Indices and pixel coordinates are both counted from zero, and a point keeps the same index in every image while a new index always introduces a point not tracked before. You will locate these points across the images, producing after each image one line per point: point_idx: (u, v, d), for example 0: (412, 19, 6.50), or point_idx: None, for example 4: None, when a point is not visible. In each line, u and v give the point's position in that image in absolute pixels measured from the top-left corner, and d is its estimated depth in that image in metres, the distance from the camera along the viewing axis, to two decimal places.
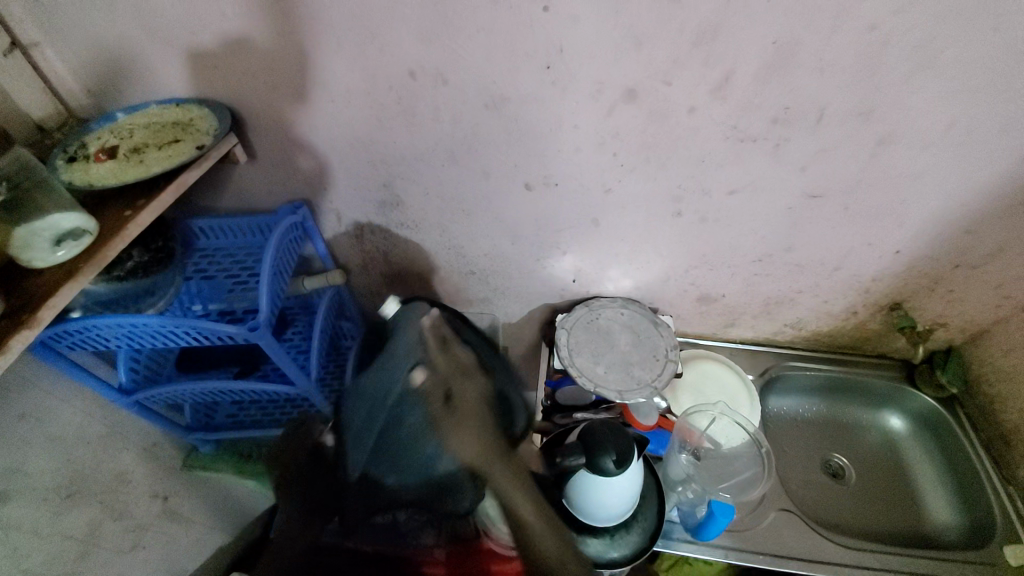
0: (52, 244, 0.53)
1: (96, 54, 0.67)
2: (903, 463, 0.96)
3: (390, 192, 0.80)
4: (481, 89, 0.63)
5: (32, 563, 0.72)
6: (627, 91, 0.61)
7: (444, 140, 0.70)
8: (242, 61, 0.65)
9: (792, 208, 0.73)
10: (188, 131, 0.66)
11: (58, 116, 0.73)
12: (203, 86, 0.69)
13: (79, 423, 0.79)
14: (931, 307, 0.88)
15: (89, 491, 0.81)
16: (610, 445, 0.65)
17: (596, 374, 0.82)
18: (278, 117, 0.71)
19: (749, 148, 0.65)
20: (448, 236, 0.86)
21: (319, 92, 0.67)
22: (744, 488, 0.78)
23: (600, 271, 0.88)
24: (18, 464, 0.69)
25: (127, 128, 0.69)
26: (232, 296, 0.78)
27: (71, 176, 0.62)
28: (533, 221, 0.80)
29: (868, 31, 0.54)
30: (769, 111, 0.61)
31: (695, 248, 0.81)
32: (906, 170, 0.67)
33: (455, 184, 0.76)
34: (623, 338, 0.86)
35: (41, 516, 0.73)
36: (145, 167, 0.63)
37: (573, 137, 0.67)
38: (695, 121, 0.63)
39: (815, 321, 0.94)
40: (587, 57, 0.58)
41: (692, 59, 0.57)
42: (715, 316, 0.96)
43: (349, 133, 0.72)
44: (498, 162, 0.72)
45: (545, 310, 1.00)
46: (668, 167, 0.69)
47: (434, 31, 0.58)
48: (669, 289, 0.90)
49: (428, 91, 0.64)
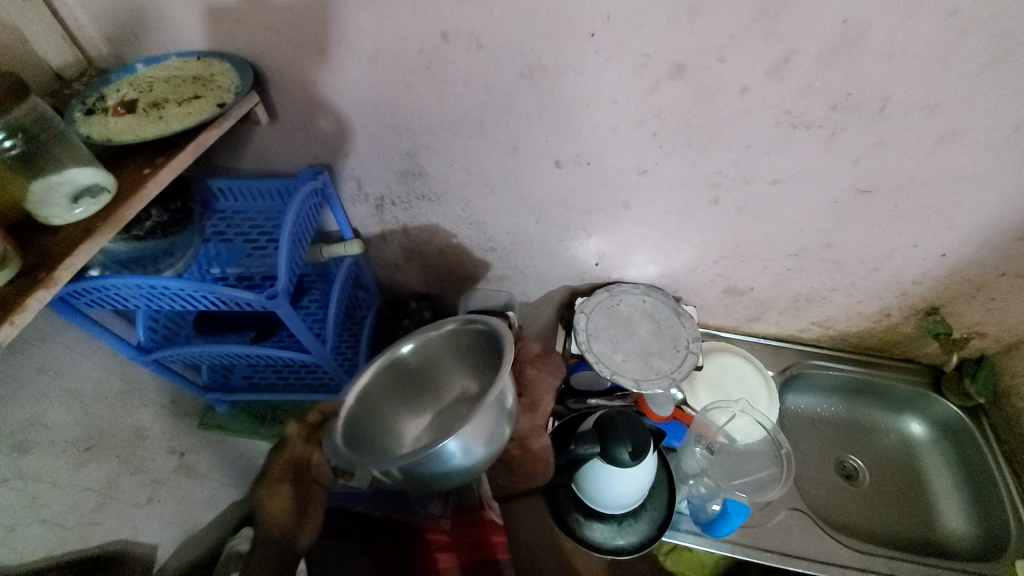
0: (70, 201, 0.51)
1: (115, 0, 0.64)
2: (919, 469, 0.94)
3: (414, 163, 0.77)
4: (518, 58, 0.59)
5: (52, 512, 0.74)
6: (676, 66, 0.57)
7: (474, 110, 0.67)
8: (266, 15, 0.61)
9: (838, 202, 0.69)
10: (208, 88, 0.63)
11: (76, 66, 0.70)
12: (226, 40, 0.66)
13: (98, 378, 0.80)
14: (970, 314, 0.84)
15: (107, 445, 0.82)
16: (626, 435, 0.62)
17: (614, 361, 0.81)
18: (302, 77, 0.68)
19: (801, 136, 0.61)
20: (471, 211, 0.83)
21: (346, 52, 0.64)
22: (760, 488, 0.74)
23: (625, 256, 0.85)
24: (37, 416, 0.70)
25: (146, 82, 0.66)
26: (250, 262, 0.77)
27: (89, 129, 0.60)
28: (561, 200, 0.77)
29: (951, 13, 0.48)
30: (828, 96, 0.57)
31: (729, 238, 0.77)
32: (968, 169, 0.62)
33: (482, 157, 0.73)
34: (644, 326, 0.84)
35: (60, 467, 0.74)
36: (164, 124, 0.61)
37: (612, 114, 0.63)
38: (745, 104, 0.59)
39: (845, 320, 0.91)
40: (636, 28, 0.54)
41: (750, 35, 0.53)
42: (740, 309, 0.93)
43: (375, 98, 0.68)
44: (529, 136, 0.68)
45: (565, 292, 0.97)
46: (710, 151, 0.65)
47: None
48: (695, 279, 0.88)
49: (461, 56, 0.61)
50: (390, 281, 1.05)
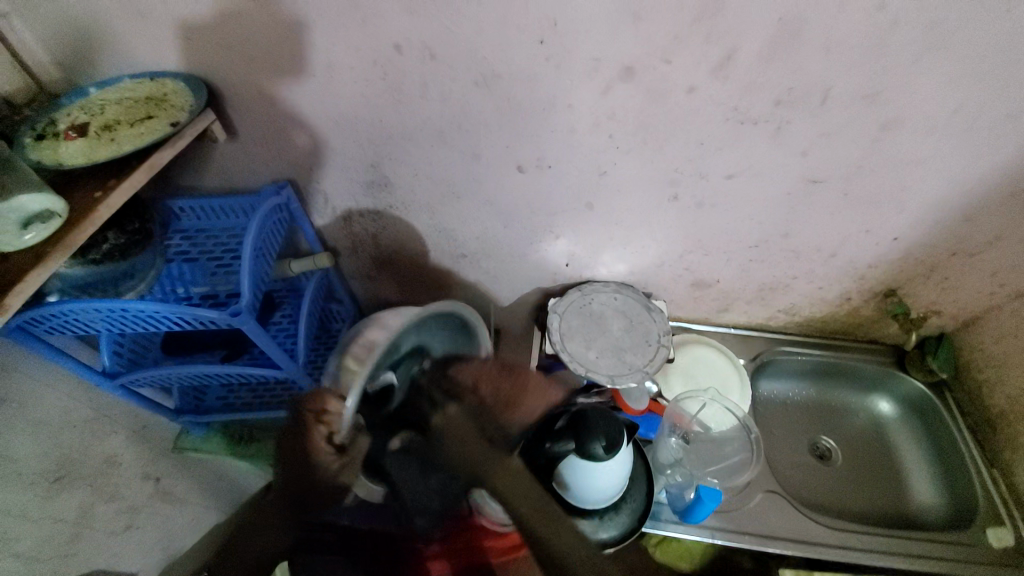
0: (20, 227, 0.50)
1: (61, 23, 0.63)
2: (889, 446, 0.97)
3: (379, 173, 0.77)
4: (472, 66, 0.60)
5: (22, 546, 0.72)
6: (624, 69, 0.58)
7: (434, 119, 0.67)
8: (217, 33, 0.61)
9: (790, 193, 0.71)
10: (162, 107, 0.62)
11: (27, 91, 0.69)
12: (178, 59, 0.65)
13: (64, 407, 0.78)
14: (925, 294, 0.87)
15: (78, 474, 0.80)
16: (600, 430, 0.63)
17: (587, 359, 0.82)
18: (259, 93, 0.68)
19: (750, 132, 0.63)
20: (438, 219, 0.84)
21: (302, 67, 0.64)
22: (732, 473, 0.80)
23: (593, 255, 0.87)
24: (2, 449, 0.68)
25: (98, 104, 0.65)
26: (215, 279, 0.76)
27: (39, 155, 0.59)
28: (525, 204, 0.78)
29: (879, 8, 0.51)
30: (771, 92, 0.59)
31: (691, 233, 0.79)
32: (909, 156, 0.65)
33: (445, 165, 0.74)
34: (615, 323, 0.85)
35: (29, 500, 0.72)
36: (117, 145, 0.60)
37: (568, 117, 0.64)
38: (694, 102, 0.60)
39: (809, 307, 0.94)
40: (583, 33, 0.55)
41: (692, 36, 0.54)
42: (709, 301, 0.95)
43: (334, 111, 0.69)
44: (489, 142, 0.69)
45: (538, 294, 0.98)
46: (666, 149, 0.66)
47: (421, 3, 0.55)
48: (663, 275, 0.89)
49: (416, 66, 0.61)
50: (364, 292, 1.05)
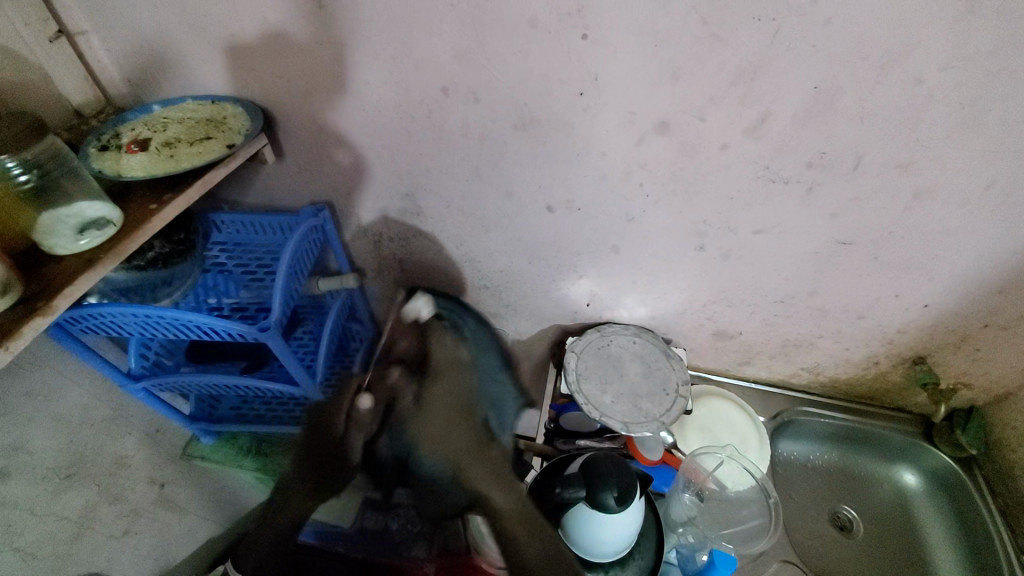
0: (76, 232, 0.53)
1: (138, 45, 0.68)
2: (915, 522, 0.92)
3: (413, 202, 0.80)
4: (512, 110, 0.63)
5: (25, 541, 0.72)
6: (659, 123, 0.60)
7: (470, 157, 0.70)
8: (278, 63, 0.66)
9: (820, 253, 0.71)
10: (220, 129, 0.66)
11: (95, 103, 0.75)
12: (238, 85, 0.70)
13: (86, 404, 0.80)
14: (956, 364, 0.84)
15: (88, 473, 0.82)
16: (614, 480, 0.62)
17: (603, 403, 0.81)
18: (309, 120, 0.71)
19: (781, 190, 0.64)
20: (465, 249, 0.85)
21: (351, 100, 0.68)
22: (749, 539, 0.75)
23: (615, 297, 0.87)
24: (21, 441, 0.70)
25: (160, 121, 0.70)
26: (247, 292, 0.78)
27: (101, 164, 0.62)
28: (552, 242, 0.79)
29: (915, 82, 0.52)
30: (804, 155, 0.60)
31: (716, 283, 0.79)
32: (942, 225, 0.65)
33: (476, 199, 0.76)
34: (633, 367, 0.85)
35: (39, 495, 0.74)
36: (174, 161, 0.64)
37: (600, 164, 0.66)
38: (726, 158, 0.62)
39: (834, 367, 0.91)
40: (622, 88, 0.58)
41: (728, 98, 0.56)
42: (731, 353, 0.93)
43: (376, 142, 0.72)
44: (522, 182, 0.72)
45: (556, 331, 0.98)
46: (695, 201, 0.68)
47: (471, 51, 0.58)
48: (685, 323, 0.89)
49: (458, 108, 0.65)
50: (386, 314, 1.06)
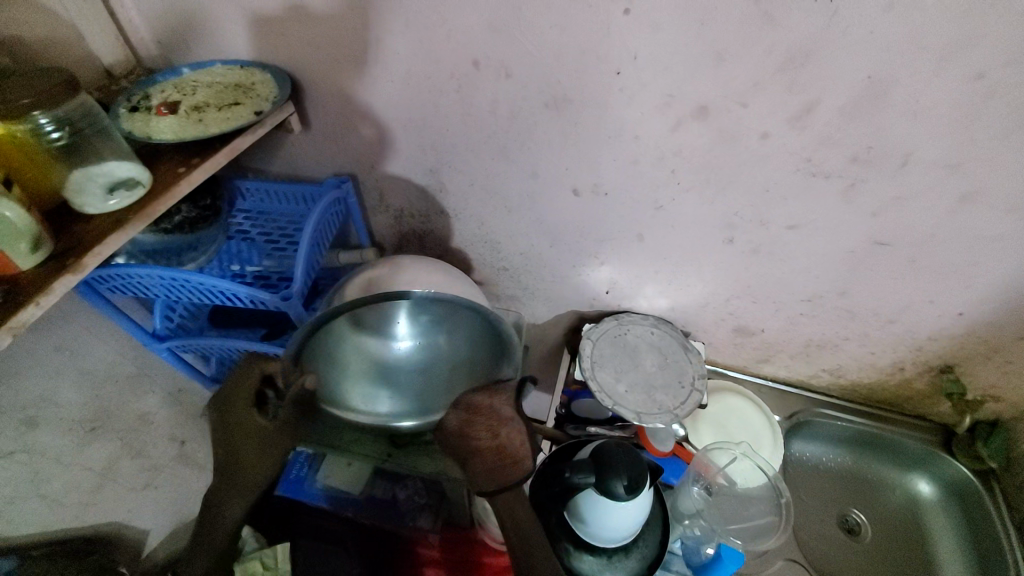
0: (105, 192, 0.53)
1: (168, 5, 0.67)
2: (923, 530, 0.91)
3: (436, 179, 0.79)
4: (544, 88, 0.61)
5: (51, 487, 0.76)
6: (698, 108, 0.58)
7: (498, 134, 0.68)
8: (308, 30, 0.64)
9: (854, 253, 0.68)
10: (248, 95, 0.65)
11: (125, 64, 0.74)
12: (266, 49, 0.69)
13: (112, 361, 0.83)
14: (985, 375, 0.82)
15: (112, 427, 0.85)
16: (623, 469, 0.62)
17: (616, 392, 0.80)
18: (336, 88, 0.70)
19: (820, 185, 0.61)
20: (487, 229, 0.84)
21: (380, 70, 0.66)
22: (756, 537, 0.74)
23: (636, 286, 0.85)
24: (49, 393, 0.73)
25: (190, 84, 0.69)
26: (270, 261, 0.78)
27: (131, 125, 0.62)
28: (575, 227, 0.78)
29: (976, 77, 0.49)
30: (850, 148, 0.57)
31: (742, 278, 0.77)
32: (987, 231, 0.62)
33: (502, 180, 0.75)
34: (649, 358, 0.84)
35: (64, 445, 0.78)
36: (203, 126, 0.63)
37: (632, 148, 0.64)
38: (766, 148, 0.59)
39: (856, 371, 0.89)
40: (661, 69, 0.55)
41: (774, 83, 0.54)
42: (750, 350, 0.91)
43: (403, 114, 0.71)
44: (549, 164, 0.70)
45: (573, 317, 0.97)
46: (728, 192, 0.65)
47: (505, 23, 0.56)
48: (706, 316, 0.87)
49: (490, 83, 0.63)
50: None
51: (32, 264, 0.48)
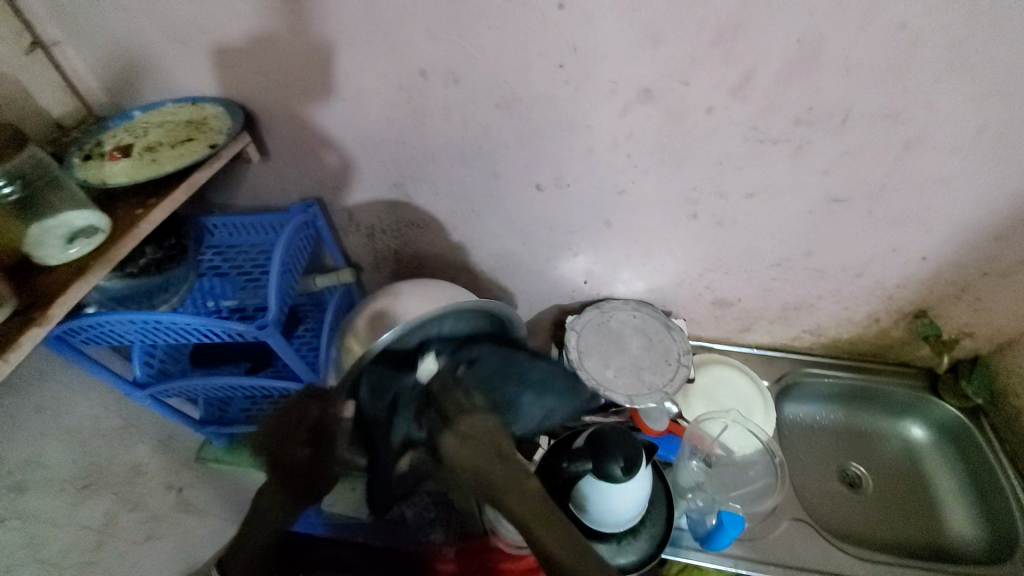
0: (65, 242, 0.52)
1: (112, 52, 0.68)
2: (923, 474, 0.93)
3: (402, 191, 0.79)
4: (493, 89, 0.62)
5: (48, 551, 0.75)
6: (642, 90, 0.59)
7: (455, 139, 0.70)
8: (255, 60, 0.65)
9: (813, 212, 0.70)
10: (202, 130, 0.65)
11: (76, 115, 0.74)
12: (216, 84, 0.69)
13: (95, 417, 0.83)
14: (957, 314, 0.84)
15: (104, 482, 0.84)
16: (617, 451, 0.62)
17: (605, 378, 0.81)
18: (291, 115, 0.71)
19: (770, 151, 0.63)
20: (458, 235, 0.85)
21: (331, 91, 0.67)
22: (754, 499, 0.77)
23: (611, 273, 0.87)
24: (34, 455, 0.72)
25: (142, 127, 0.69)
26: (244, 293, 0.78)
27: (86, 174, 0.62)
28: (545, 221, 0.79)
29: (897, 29, 0.51)
30: (792, 111, 0.59)
31: (712, 251, 0.79)
32: (933, 175, 0.64)
33: (466, 184, 0.76)
34: (633, 341, 0.85)
35: (57, 507, 0.76)
36: (158, 165, 0.63)
37: (587, 137, 0.65)
38: (714, 121, 0.61)
39: (835, 328, 0.91)
40: (603, 57, 0.57)
41: (711, 58, 0.56)
42: (732, 321, 0.93)
43: (360, 132, 0.72)
44: (509, 163, 0.71)
45: (556, 311, 0.98)
46: (684, 168, 0.67)
47: (446, 30, 0.58)
48: (684, 293, 0.88)
49: (440, 90, 0.64)
50: None
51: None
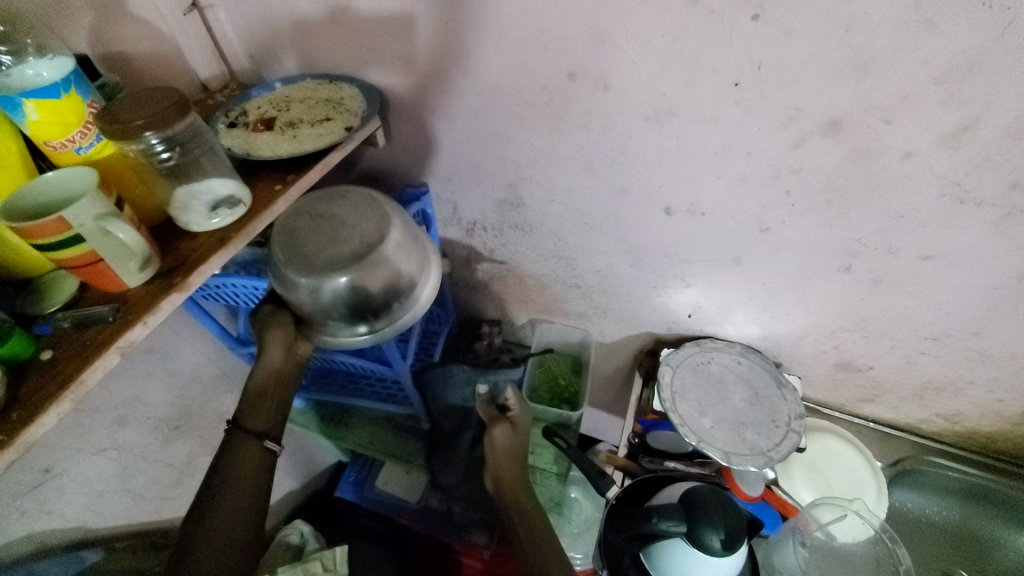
0: (209, 210, 0.52)
1: (264, 21, 0.68)
2: None
3: (514, 193, 0.76)
4: (645, 101, 0.56)
5: (136, 482, 0.80)
6: (828, 124, 0.51)
7: (587, 150, 0.64)
8: (400, 43, 0.63)
9: (997, 289, 0.59)
10: (339, 111, 0.65)
11: (220, 78, 0.76)
12: (356, 64, 0.68)
13: (196, 363, 0.87)
14: None
15: (192, 426, 0.88)
16: (719, 521, 0.56)
17: (701, 428, 0.73)
18: (422, 102, 0.69)
19: (967, 214, 0.53)
20: (562, 245, 0.80)
21: (468, 84, 0.64)
22: None
23: (724, 312, 0.79)
24: (141, 393, 0.76)
25: (283, 99, 0.70)
26: None
27: (230, 141, 0.63)
28: (662, 248, 0.73)
29: None
30: (1012, 173, 0.48)
31: (854, 309, 0.69)
32: None
33: (586, 196, 0.71)
34: (737, 391, 0.77)
35: (152, 443, 0.81)
36: (297, 142, 0.63)
37: (740, 166, 0.58)
38: (906, 170, 0.52)
39: (977, 418, 0.78)
40: (789, 80, 0.49)
41: (926, 99, 0.46)
42: (852, 386, 0.83)
43: (486, 128, 0.68)
44: (640, 182, 0.65)
45: (648, 339, 0.92)
46: (850, 215, 0.58)
47: (610, 32, 0.52)
48: (804, 348, 0.79)
49: (586, 96, 0.59)
50: (470, 301, 1.04)
51: (140, 283, 0.47)
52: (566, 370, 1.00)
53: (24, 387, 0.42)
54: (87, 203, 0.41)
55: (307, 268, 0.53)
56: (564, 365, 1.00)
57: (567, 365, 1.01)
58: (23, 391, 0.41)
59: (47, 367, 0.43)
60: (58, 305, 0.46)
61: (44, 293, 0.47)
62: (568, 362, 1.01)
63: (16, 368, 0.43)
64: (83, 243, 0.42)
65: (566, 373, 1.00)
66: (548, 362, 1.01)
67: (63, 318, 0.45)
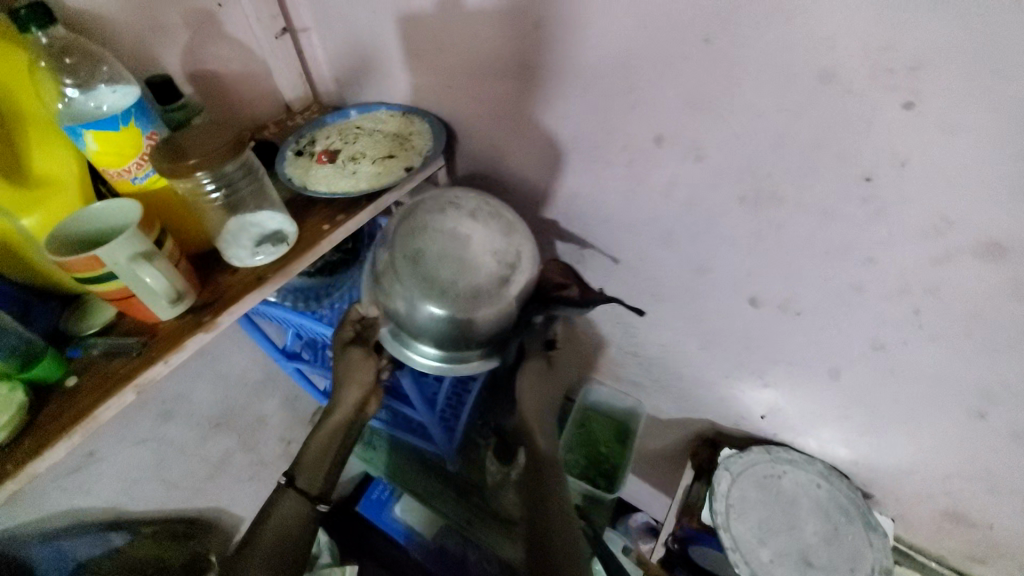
0: (254, 247, 0.51)
1: (351, 49, 0.68)
2: None
3: (578, 249, 0.68)
4: (744, 179, 0.47)
5: (170, 474, 0.82)
6: (989, 241, 0.39)
7: (666, 219, 0.56)
8: (477, 83, 0.59)
9: None
10: (404, 148, 0.63)
11: (305, 100, 0.77)
12: (432, 98, 0.65)
13: (244, 368, 0.89)
14: None
15: (231, 426, 0.90)
16: None
17: (757, 560, 0.62)
18: (492, 144, 0.64)
19: None
20: (623, 311, 0.72)
21: (541, 133, 0.58)
22: None
23: (806, 422, 0.66)
24: (185, 391, 0.79)
25: (352, 130, 0.68)
26: None
27: (292, 172, 0.62)
28: (741, 337, 0.62)
29: None
30: None
31: (985, 459, 0.54)
32: None
33: (658, 267, 0.62)
34: (809, 521, 0.64)
35: (191, 438, 0.83)
36: (355, 179, 0.60)
37: (857, 268, 0.47)
38: None
39: None
40: (942, 182, 0.38)
41: None
42: (965, 542, 0.66)
43: (555, 179, 0.62)
44: (725, 263, 0.56)
45: (707, 428, 0.80)
46: (1004, 352, 0.44)
47: (710, 98, 0.44)
48: (904, 485, 0.64)
49: (672, 163, 0.51)
50: None
51: (172, 316, 0.46)
52: (608, 435, 0.90)
53: (44, 411, 0.42)
54: (123, 244, 0.40)
55: (409, 280, 0.50)
56: (604, 428, 0.90)
57: (608, 429, 0.90)
58: (40, 418, 0.41)
59: (69, 395, 0.43)
60: (94, 329, 0.46)
61: (88, 313, 0.48)
62: (611, 426, 0.90)
63: (41, 389, 0.43)
64: (119, 281, 0.41)
65: (607, 438, 0.89)
66: (586, 422, 0.92)
67: (94, 344, 0.45)
